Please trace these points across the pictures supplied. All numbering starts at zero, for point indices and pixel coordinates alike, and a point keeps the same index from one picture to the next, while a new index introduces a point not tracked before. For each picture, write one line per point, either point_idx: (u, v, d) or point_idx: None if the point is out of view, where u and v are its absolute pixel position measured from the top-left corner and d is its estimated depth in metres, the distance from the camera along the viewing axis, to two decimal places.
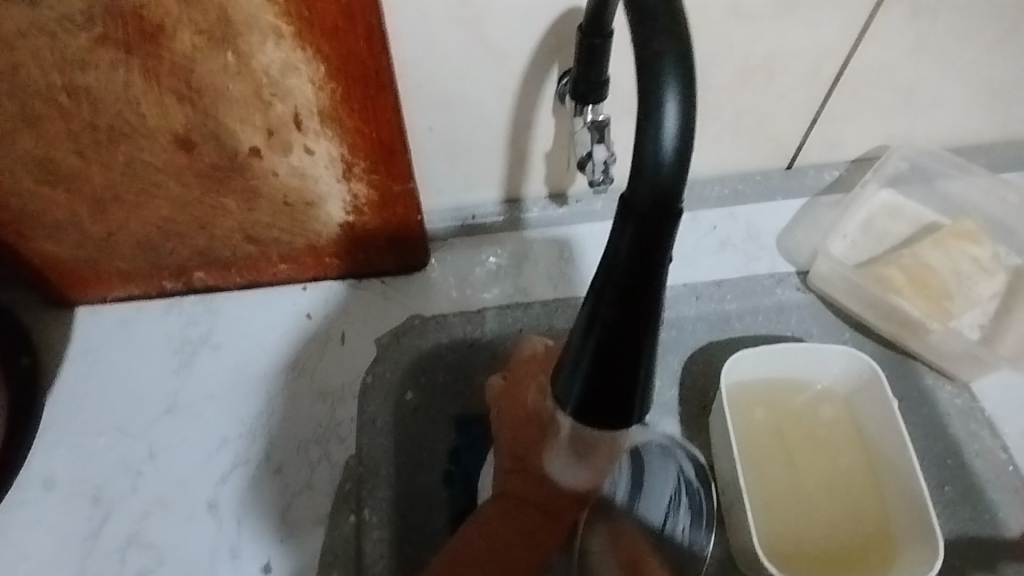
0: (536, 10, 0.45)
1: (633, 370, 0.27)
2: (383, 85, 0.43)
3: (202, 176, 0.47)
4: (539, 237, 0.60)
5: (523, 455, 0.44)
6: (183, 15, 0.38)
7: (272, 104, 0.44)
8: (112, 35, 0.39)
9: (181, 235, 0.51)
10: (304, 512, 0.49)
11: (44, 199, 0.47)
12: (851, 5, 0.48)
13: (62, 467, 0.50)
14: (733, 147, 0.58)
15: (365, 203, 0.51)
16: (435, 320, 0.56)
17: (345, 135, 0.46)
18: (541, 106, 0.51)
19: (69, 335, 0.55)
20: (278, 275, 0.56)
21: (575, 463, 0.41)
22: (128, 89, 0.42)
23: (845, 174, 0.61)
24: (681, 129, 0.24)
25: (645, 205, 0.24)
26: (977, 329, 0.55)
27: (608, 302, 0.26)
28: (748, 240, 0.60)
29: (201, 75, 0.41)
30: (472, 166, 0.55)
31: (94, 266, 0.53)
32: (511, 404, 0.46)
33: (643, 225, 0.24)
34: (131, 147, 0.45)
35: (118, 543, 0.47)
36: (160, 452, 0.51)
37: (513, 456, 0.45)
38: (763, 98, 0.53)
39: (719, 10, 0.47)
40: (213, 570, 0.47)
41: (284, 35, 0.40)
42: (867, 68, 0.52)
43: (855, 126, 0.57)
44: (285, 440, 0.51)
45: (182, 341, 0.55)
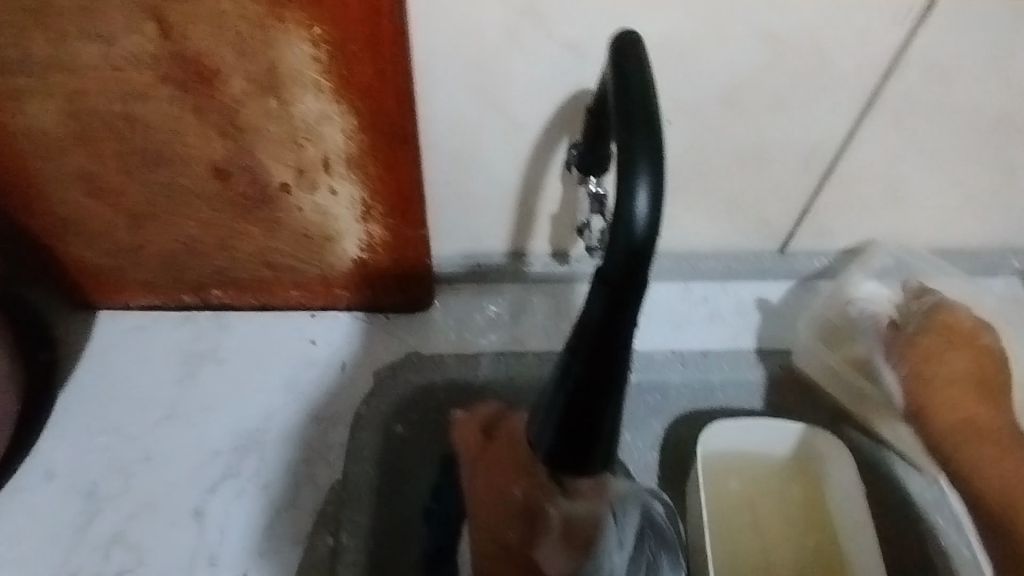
0: (551, 88, 0.49)
1: (599, 419, 0.30)
2: (406, 140, 0.48)
3: (232, 204, 0.52)
4: (539, 292, 0.63)
5: (510, 544, 0.45)
6: (237, 65, 0.43)
7: (305, 147, 0.48)
8: (173, 76, 0.44)
9: (205, 255, 0.55)
10: (284, 529, 0.51)
11: (87, 210, 0.51)
12: (840, 110, 0.52)
13: (64, 460, 0.53)
14: (728, 226, 0.61)
15: (378, 243, 0.55)
16: (431, 359, 0.58)
17: (367, 180, 0.50)
18: (550, 170, 0.55)
19: (88, 336, 0.58)
20: (289, 301, 0.60)
21: (563, 550, 0.44)
22: (179, 122, 0.46)
23: (832, 263, 0.64)
24: (651, 212, 0.27)
25: (618, 277, 0.27)
26: None
27: (581, 361, 0.29)
28: (736, 314, 0.63)
29: (245, 116, 0.46)
30: (482, 219, 0.59)
31: (122, 276, 0.57)
32: (491, 475, 0.45)
33: (615, 295, 0.28)
34: (172, 172, 0.49)
35: (105, 539, 0.50)
36: (155, 457, 0.53)
37: (495, 540, 0.45)
38: (756, 184, 0.57)
39: (717, 104, 0.51)
40: (190, 575, 0.49)
41: (323, 89, 0.45)
42: (854, 168, 0.56)
43: (843, 219, 0.61)
44: (275, 458, 0.54)
45: (192, 353, 0.58)
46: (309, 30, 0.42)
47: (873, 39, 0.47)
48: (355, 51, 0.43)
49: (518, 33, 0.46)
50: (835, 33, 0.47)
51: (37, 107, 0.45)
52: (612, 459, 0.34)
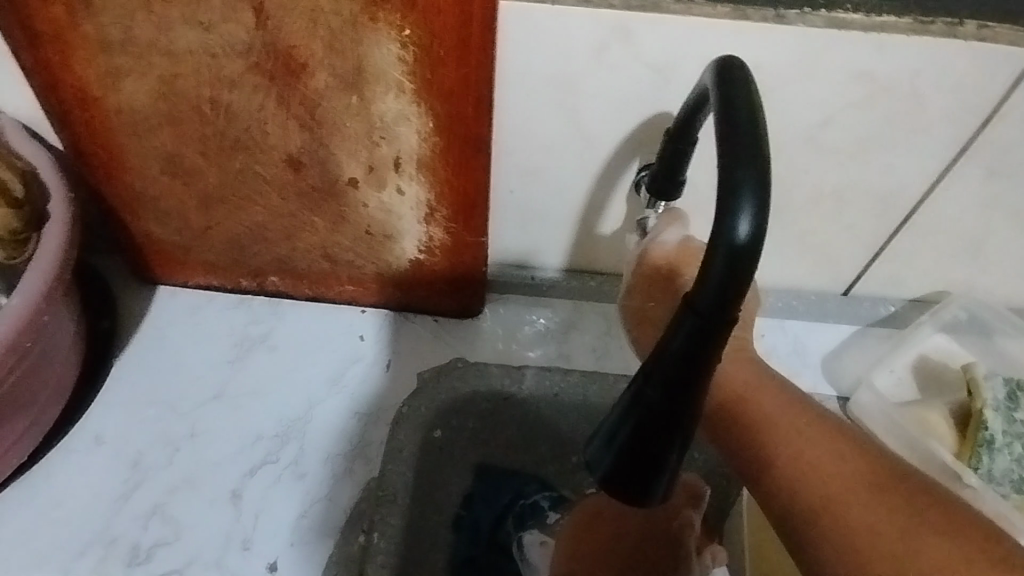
0: (630, 108, 0.48)
1: (666, 449, 0.29)
2: (479, 147, 0.48)
3: (301, 194, 0.52)
4: (590, 310, 0.63)
5: None
6: (325, 59, 0.44)
7: (379, 145, 0.49)
8: (262, 65, 0.45)
9: (268, 241, 0.56)
10: (318, 521, 0.51)
11: (163, 187, 0.53)
12: (929, 156, 0.50)
13: (113, 426, 0.53)
14: (793, 262, 0.59)
15: (438, 246, 0.55)
16: (476, 366, 0.58)
17: (435, 183, 0.50)
18: (617, 190, 0.54)
19: (147, 308, 0.59)
20: (343, 294, 0.60)
21: None
22: (262, 110, 0.47)
23: (900, 310, 0.62)
24: (751, 243, 0.26)
25: (710, 300, 0.26)
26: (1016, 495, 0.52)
27: (656, 386, 0.28)
28: (792, 355, 0.62)
29: (326, 110, 0.47)
30: (542, 232, 0.59)
31: (186, 253, 0.58)
32: None
33: (703, 318, 0.26)
34: (248, 158, 0.50)
35: (144, 510, 0.50)
36: (200, 434, 0.54)
37: None
38: (829, 224, 0.55)
39: (799, 138, 0.49)
40: (223, 556, 0.49)
41: (405, 90, 0.45)
42: (935, 217, 0.54)
43: (915, 268, 0.59)
44: (316, 449, 0.54)
45: (244, 336, 0.59)
46: (399, 31, 0.42)
47: (976, 85, 0.45)
48: (442, 55, 0.43)
49: (605, 50, 0.45)
50: (936, 75, 0.45)
51: (131, 84, 0.46)
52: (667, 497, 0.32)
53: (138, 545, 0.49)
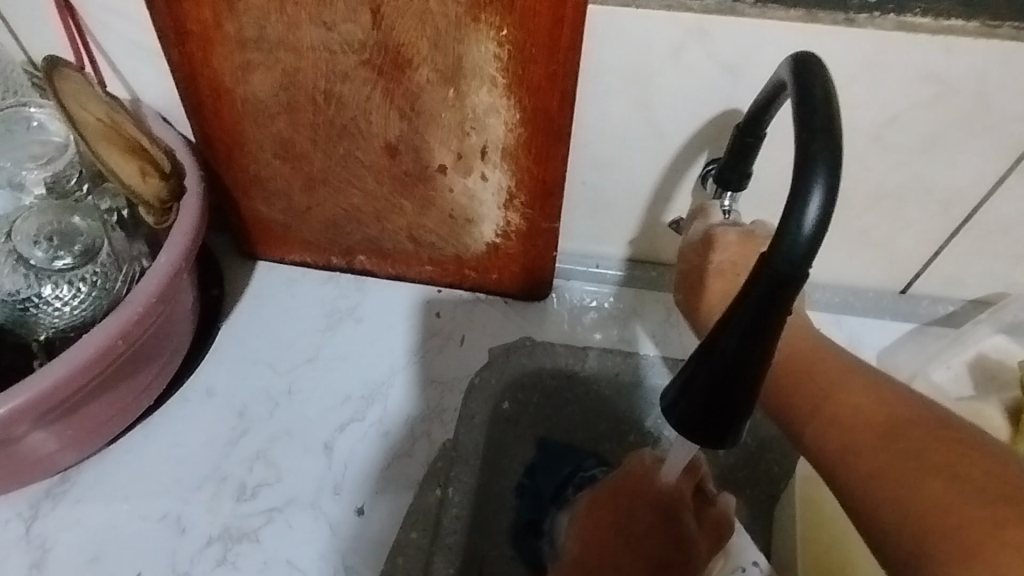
0: (701, 105, 0.52)
1: (736, 395, 0.32)
2: (561, 137, 0.53)
3: (394, 178, 0.58)
4: (652, 299, 0.66)
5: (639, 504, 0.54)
6: (429, 56, 0.49)
7: (469, 135, 0.54)
8: (373, 61, 0.51)
9: (361, 222, 0.62)
10: (399, 474, 0.56)
11: (273, 170, 0.59)
12: (994, 156, 0.52)
13: (221, 381, 0.60)
14: (854, 259, 0.62)
15: (513, 230, 0.60)
16: (542, 345, 0.62)
17: (516, 171, 0.55)
18: (684, 182, 0.58)
19: (249, 280, 0.66)
20: (422, 274, 0.65)
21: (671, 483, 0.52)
22: (368, 102, 0.53)
23: (958, 311, 0.64)
24: (822, 213, 0.30)
25: (783, 262, 0.30)
26: None
27: (732, 336, 0.31)
28: (849, 347, 0.64)
29: (424, 102, 0.52)
30: (610, 222, 0.63)
31: (286, 231, 0.64)
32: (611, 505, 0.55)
33: (776, 278, 0.30)
34: (351, 144, 0.56)
35: (249, 454, 0.56)
36: (296, 392, 0.60)
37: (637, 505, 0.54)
38: (889, 222, 0.58)
39: (863, 136, 0.52)
40: (317, 498, 0.55)
41: (497, 84, 0.50)
42: (1000, 216, 0.56)
43: (976, 269, 0.60)
44: (398, 411, 0.59)
45: (333, 309, 0.65)
46: (497, 31, 0.47)
47: None
48: (534, 53, 0.48)
49: (682, 50, 0.49)
50: (1002, 76, 0.47)
51: (258, 77, 0.53)
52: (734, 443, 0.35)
53: (245, 483, 0.55)
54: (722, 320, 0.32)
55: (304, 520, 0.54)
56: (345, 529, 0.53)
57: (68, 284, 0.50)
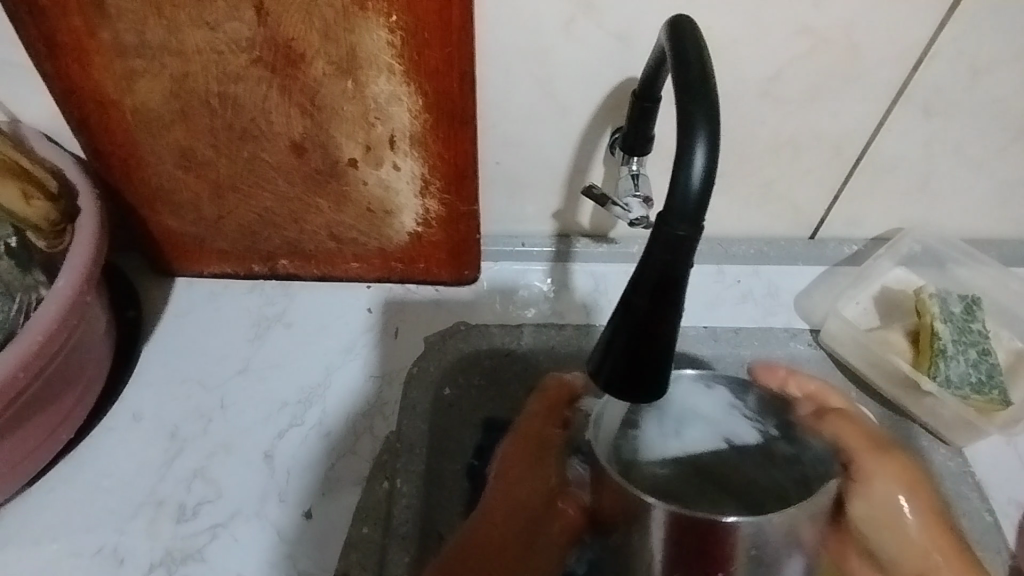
0: (599, 75, 0.54)
1: (653, 350, 0.34)
2: (466, 119, 0.53)
3: (305, 177, 0.57)
4: (581, 270, 0.67)
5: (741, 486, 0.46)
6: (322, 49, 0.49)
7: (375, 126, 0.53)
8: (264, 58, 0.49)
9: (277, 225, 0.60)
10: (346, 472, 0.56)
11: (177, 181, 0.57)
12: (872, 101, 0.55)
13: (149, 405, 0.58)
14: (761, 211, 0.65)
15: (434, 218, 0.60)
16: (478, 328, 0.63)
17: (427, 158, 0.55)
18: (595, 154, 0.59)
19: (166, 299, 0.64)
20: (348, 271, 0.64)
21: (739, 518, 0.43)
22: (266, 101, 0.52)
23: (862, 249, 0.67)
24: (706, 170, 0.32)
25: (676, 221, 0.32)
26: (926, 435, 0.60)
27: (641, 296, 0.33)
28: (767, 296, 0.66)
29: (324, 96, 0.51)
30: (529, 199, 0.64)
31: (199, 243, 0.62)
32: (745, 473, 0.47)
33: (672, 236, 0.32)
34: (255, 147, 0.55)
35: (186, 474, 0.55)
36: (230, 405, 0.58)
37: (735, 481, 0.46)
38: (789, 171, 0.61)
39: (753, 93, 0.55)
40: (262, 507, 0.54)
41: (395, 72, 0.50)
42: (886, 155, 0.59)
43: (872, 209, 0.64)
44: (338, 412, 0.59)
45: (260, 317, 0.63)
46: (387, 18, 0.47)
47: (906, 32, 0.51)
48: (427, 36, 0.48)
49: (573, 23, 0.50)
50: (870, 23, 0.50)
51: (145, 85, 0.51)
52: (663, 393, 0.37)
53: (185, 504, 0.54)
54: (633, 279, 0.33)
55: (251, 531, 0.53)
56: (293, 534, 0.53)
57: None
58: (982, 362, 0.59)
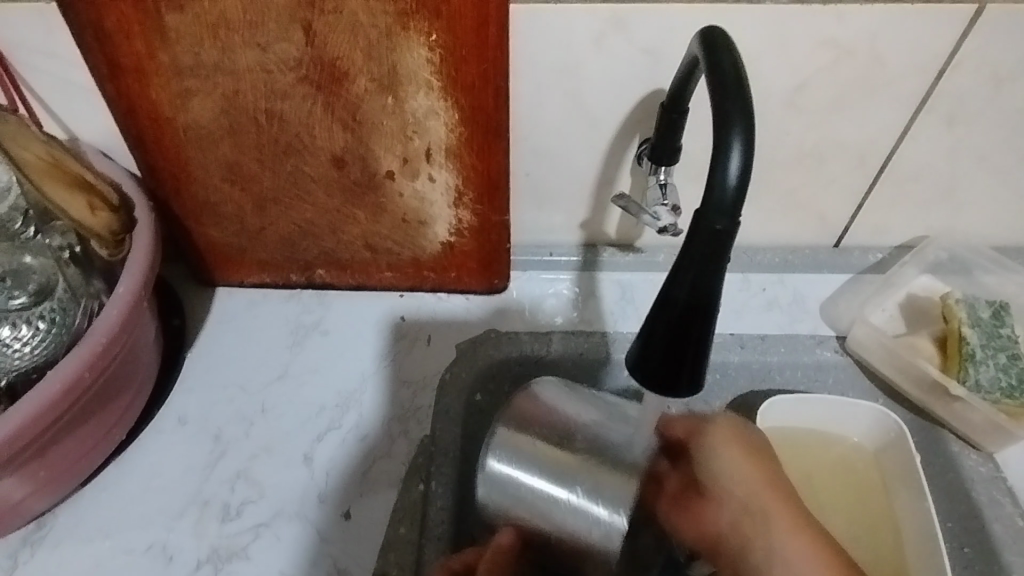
0: (627, 89, 0.56)
1: (694, 338, 0.37)
2: (499, 132, 0.55)
3: (344, 190, 0.59)
4: (609, 279, 0.68)
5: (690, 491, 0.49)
6: (364, 67, 0.51)
7: (412, 139, 0.56)
8: (311, 77, 0.52)
9: (315, 235, 0.63)
10: (381, 474, 0.57)
11: (223, 194, 0.60)
12: (895, 109, 0.56)
13: (194, 409, 0.60)
14: (786, 220, 0.66)
15: (466, 227, 0.62)
16: (508, 335, 0.64)
17: (462, 170, 0.57)
18: (623, 165, 0.61)
19: (209, 308, 0.66)
20: (382, 280, 0.66)
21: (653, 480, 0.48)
22: (310, 116, 0.54)
23: (887, 257, 0.68)
24: (743, 167, 0.33)
25: (716, 217, 0.33)
26: (956, 442, 0.60)
27: (680, 289, 0.36)
28: (793, 304, 0.67)
29: (365, 111, 0.54)
30: (557, 210, 0.65)
31: (241, 253, 0.64)
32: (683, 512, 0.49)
33: (711, 231, 0.34)
34: (297, 161, 0.57)
35: (231, 475, 0.57)
36: (270, 409, 0.60)
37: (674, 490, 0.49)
38: (814, 180, 0.62)
39: (778, 104, 0.56)
40: (302, 507, 0.55)
41: (433, 87, 0.52)
42: (910, 164, 0.60)
43: (899, 216, 0.65)
44: (373, 416, 0.60)
45: (298, 324, 0.65)
46: (427, 36, 0.50)
47: (928, 44, 0.52)
48: (464, 53, 0.50)
49: (603, 38, 0.53)
50: (892, 35, 0.52)
51: (197, 104, 0.54)
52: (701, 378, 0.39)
53: (228, 504, 0.55)
54: (673, 272, 0.36)
55: (291, 530, 0.54)
56: (333, 534, 0.54)
57: (27, 324, 0.49)
58: (1012, 367, 0.59)
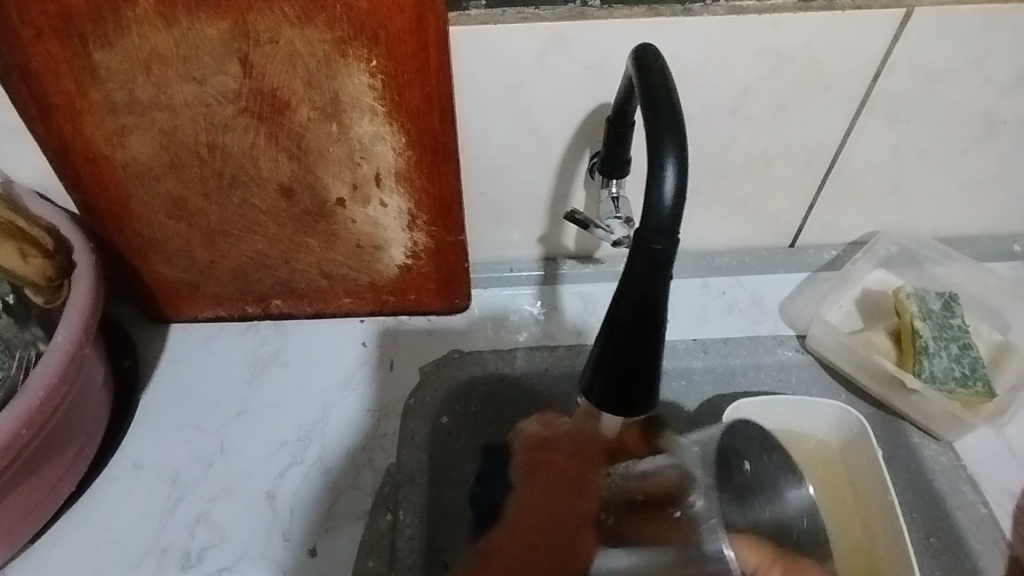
0: (573, 104, 0.56)
1: (643, 360, 0.36)
2: (448, 154, 0.55)
3: (295, 219, 0.58)
4: (570, 292, 0.68)
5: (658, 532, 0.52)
6: (306, 96, 0.51)
7: (360, 165, 0.55)
8: (251, 108, 0.51)
9: (269, 266, 0.61)
10: (348, 507, 0.56)
11: (168, 230, 0.58)
12: (835, 111, 0.58)
13: (149, 453, 0.58)
14: (741, 224, 0.67)
15: (423, 250, 0.61)
16: (471, 355, 0.63)
17: (413, 193, 0.57)
18: (575, 179, 0.61)
19: (162, 345, 0.64)
20: (341, 307, 0.65)
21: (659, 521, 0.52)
22: (253, 147, 0.53)
23: (840, 253, 0.70)
24: (678, 186, 0.33)
25: (653, 237, 0.33)
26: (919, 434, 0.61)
27: (625, 312, 0.35)
28: (753, 306, 0.68)
29: (309, 140, 0.53)
30: (514, 226, 0.65)
31: (193, 289, 0.63)
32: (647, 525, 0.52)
33: (649, 251, 0.34)
34: (244, 192, 0.56)
35: (189, 520, 0.55)
36: (229, 448, 0.59)
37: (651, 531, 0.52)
38: (764, 184, 0.63)
39: (722, 112, 0.57)
40: (267, 547, 0.54)
41: (377, 113, 0.52)
42: (854, 163, 0.62)
43: (848, 215, 0.67)
44: (338, 447, 0.59)
45: (255, 358, 0.64)
46: (367, 63, 0.49)
47: (862, 48, 0.53)
48: (406, 78, 0.50)
49: (545, 56, 0.53)
50: (828, 40, 0.53)
51: (135, 140, 0.53)
52: (656, 401, 0.39)
53: (188, 550, 0.54)
54: (617, 295, 0.36)
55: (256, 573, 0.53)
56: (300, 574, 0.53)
57: None
58: (965, 357, 0.60)
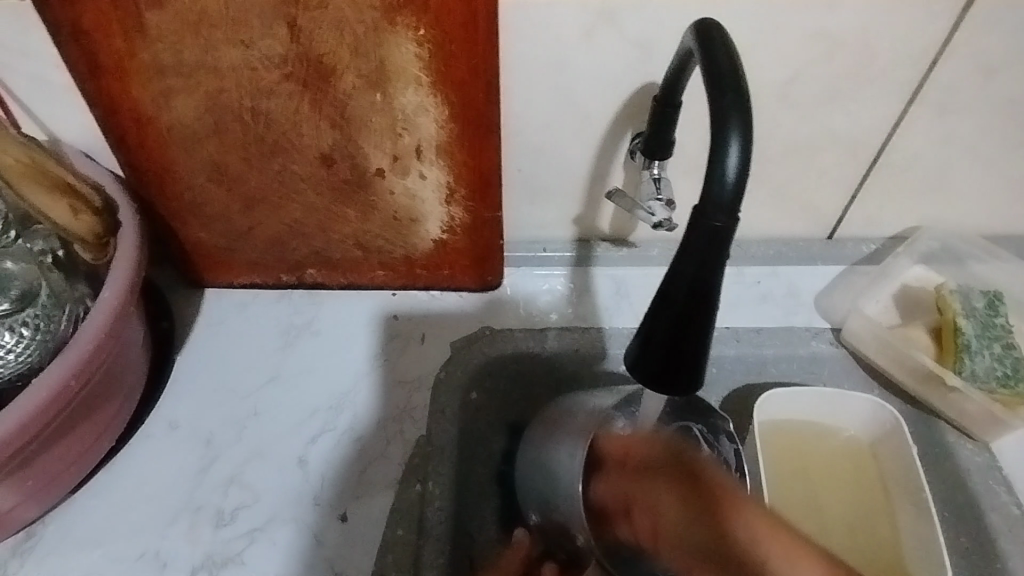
0: (619, 82, 0.55)
1: (693, 337, 0.36)
2: (491, 128, 0.54)
3: (334, 188, 0.58)
4: (603, 274, 0.68)
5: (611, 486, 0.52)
6: (352, 63, 0.50)
7: (402, 136, 0.55)
8: (296, 74, 0.51)
9: (305, 235, 0.62)
10: (377, 475, 0.57)
11: (209, 195, 0.59)
12: (887, 99, 0.56)
13: (184, 413, 0.59)
14: (780, 213, 0.65)
15: (459, 225, 0.61)
16: (502, 333, 0.64)
17: (453, 166, 0.57)
18: (615, 160, 0.60)
19: (198, 310, 0.65)
20: (375, 279, 0.66)
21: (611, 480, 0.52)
22: (296, 113, 0.53)
23: (880, 248, 0.68)
24: (740, 165, 0.33)
25: (714, 213, 0.33)
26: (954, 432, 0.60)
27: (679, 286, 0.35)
28: (788, 296, 0.67)
29: (352, 108, 0.53)
30: (550, 205, 0.65)
31: (230, 254, 0.63)
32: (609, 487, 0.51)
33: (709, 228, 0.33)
34: (285, 159, 0.56)
35: (223, 480, 0.56)
36: (262, 413, 0.60)
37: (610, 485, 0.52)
38: (807, 172, 0.62)
39: (770, 96, 0.56)
40: (297, 510, 0.55)
41: (422, 83, 0.52)
42: (902, 154, 0.60)
43: (891, 207, 0.65)
44: (368, 417, 0.60)
45: (289, 325, 0.64)
46: (415, 31, 0.49)
47: (920, 34, 0.52)
48: (453, 49, 0.50)
49: (594, 32, 0.52)
50: (884, 25, 0.51)
51: (181, 102, 0.53)
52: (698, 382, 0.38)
53: (221, 509, 0.55)
54: (671, 270, 0.35)
55: (287, 534, 0.54)
56: (329, 538, 0.54)
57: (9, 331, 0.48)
58: (1008, 357, 0.59)
